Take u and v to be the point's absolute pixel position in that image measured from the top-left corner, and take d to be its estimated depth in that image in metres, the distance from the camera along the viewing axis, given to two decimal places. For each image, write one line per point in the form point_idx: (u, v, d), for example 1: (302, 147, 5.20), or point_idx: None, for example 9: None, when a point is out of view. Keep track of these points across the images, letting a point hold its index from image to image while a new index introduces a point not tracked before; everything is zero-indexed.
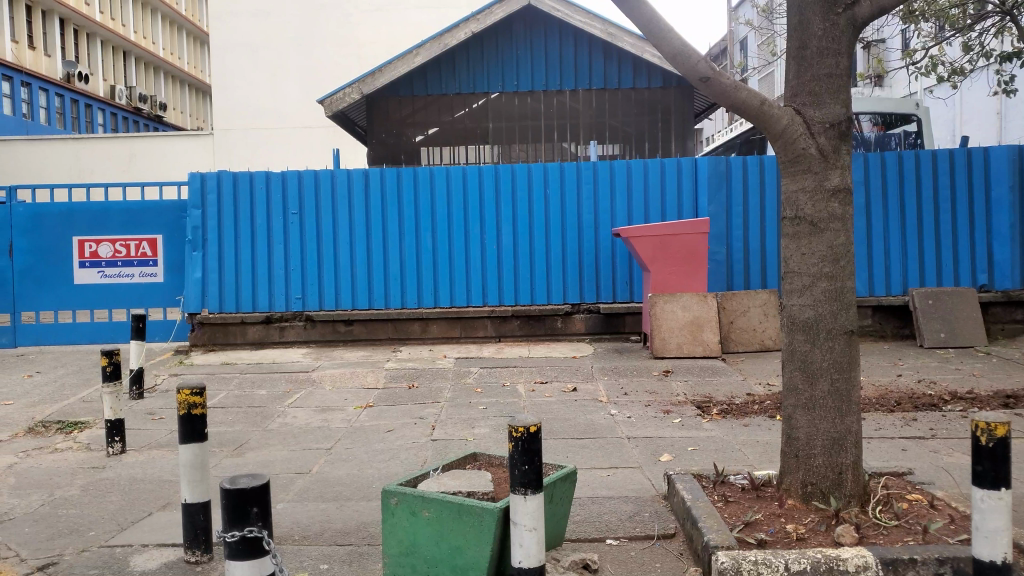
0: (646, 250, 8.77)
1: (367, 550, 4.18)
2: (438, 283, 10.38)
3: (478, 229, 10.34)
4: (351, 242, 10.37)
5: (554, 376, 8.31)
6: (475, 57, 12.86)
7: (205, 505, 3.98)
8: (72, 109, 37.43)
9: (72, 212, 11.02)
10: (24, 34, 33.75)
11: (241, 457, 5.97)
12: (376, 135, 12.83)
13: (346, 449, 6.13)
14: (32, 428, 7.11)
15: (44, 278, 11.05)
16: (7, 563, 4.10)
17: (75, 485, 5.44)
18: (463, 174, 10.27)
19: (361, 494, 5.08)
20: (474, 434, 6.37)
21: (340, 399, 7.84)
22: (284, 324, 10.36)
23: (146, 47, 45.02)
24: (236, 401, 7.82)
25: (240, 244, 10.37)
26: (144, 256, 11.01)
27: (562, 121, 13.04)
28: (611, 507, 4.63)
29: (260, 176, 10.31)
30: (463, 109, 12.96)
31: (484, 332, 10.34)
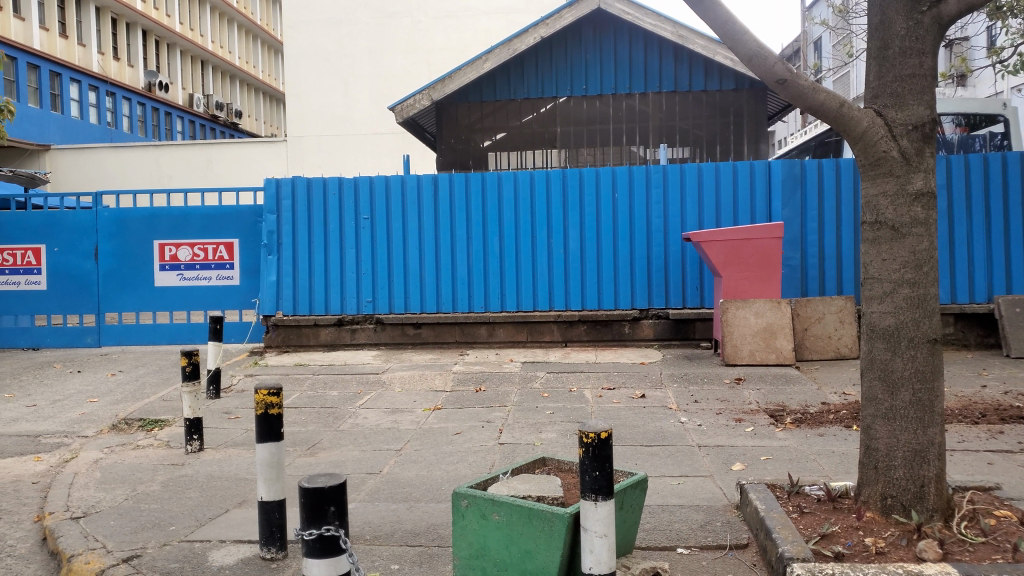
0: (717, 255, 8.65)
1: (437, 552, 4.21)
2: (505, 288, 10.41)
3: (547, 234, 10.34)
4: (420, 246, 10.49)
5: (622, 382, 8.25)
6: (544, 61, 12.89)
7: (280, 503, 4.07)
8: (153, 117, 38.83)
9: (154, 217, 11.40)
10: (109, 46, 35.24)
11: (315, 457, 6.09)
12: (446, 141, 12.96)
13: (415, 451, 6.19)
14: (116, 425, 7.37)
15: (127, 280, 11.48)
16: (94, 554, 4.25)
17: (156, 481, 5.62)
18: (531, 179, 10.29)
19: (431, 495, 5.12)
20: (541, 438, 6.36)
21: (409, 400, 7.94)
22: (355, 327, 10.55)
23: (223, 57, 46.43)
24: (309, 402, 7.99)
25: (313, 248, 10.58)
26: (221, 259, 11.32)
27: (631, 125, 12.94)
28: (681, 515, 4.57)
29: (333, 182, 10.52)
30: (531, 113, 12.99)
31: (551, 336, 10.33)
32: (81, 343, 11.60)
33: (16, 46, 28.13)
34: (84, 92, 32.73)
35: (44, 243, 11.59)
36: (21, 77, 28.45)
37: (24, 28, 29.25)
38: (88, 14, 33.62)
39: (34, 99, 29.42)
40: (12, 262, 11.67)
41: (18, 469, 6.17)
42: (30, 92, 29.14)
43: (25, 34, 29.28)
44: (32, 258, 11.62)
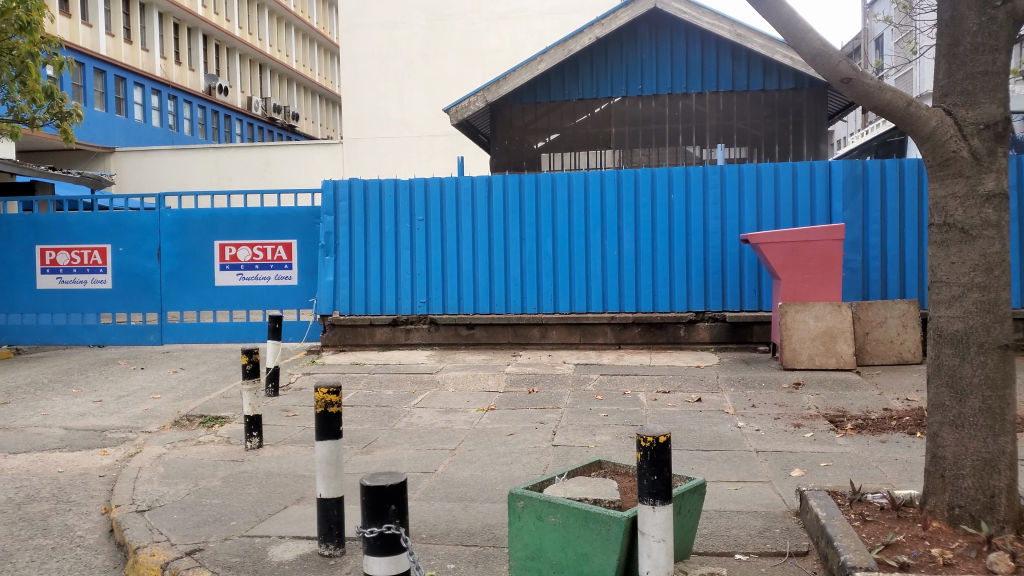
0: (776, 257, 8.52)
1: (492, 552, 4.22)
2: (558, 289, 10.39)
3: (601, 235, 10.30)
4: (473, 247, 10.53)
5: (678, 385, 8.16)
6: (599, 62, 12.84)
7: (338, 500, 4.11)
8: (213, 119, 39.68)
9: (215, 218, 11.65)
10: (171, 51, 36.11)
11: (370, 455, 6.15)
12: (499, 142, 12.99)
13: (470, 451, 6.21)
14: (177, 422, 7.55)
15: (188, 279, 11.75)
16: (159, 547, 4.35)
17: (218, 476, 5.73)
18: (586, 180, 10.26)
19: (486, 496, 5.14)
20: (595, 441, 6.33)
21: (463, 400, 7.97)
22: (410, 327, 10.64)
23: (281, 60, 47.24)
24: (364, 400, 8.08)
25: (369, 249, 10.70)
26: (280, 260, 11.52)
27: (687, 125, 12.82)
28: (739, 521, 4.50)
29: (389, 184, 10.63)
30: (586, 114, 12.95)
31: (604, 338, 10.26)
32: (144, 341, 11.91)
33: (84, 51, 29.06)
34: (147, 96, 33.61)
35: (110, 243, 11.93)
36: (88, 82, 29.39)
37: (91, 34, 30.23)
38: (152, 20, 34.56)
39: (101, 103, 30.35)
40: (79, 261, 12.04)
41: (86, 462, 6.36)
42: (96, 96, 30.06)
43: (92, 40, 30.26)
44: (98, 257, 11.97)
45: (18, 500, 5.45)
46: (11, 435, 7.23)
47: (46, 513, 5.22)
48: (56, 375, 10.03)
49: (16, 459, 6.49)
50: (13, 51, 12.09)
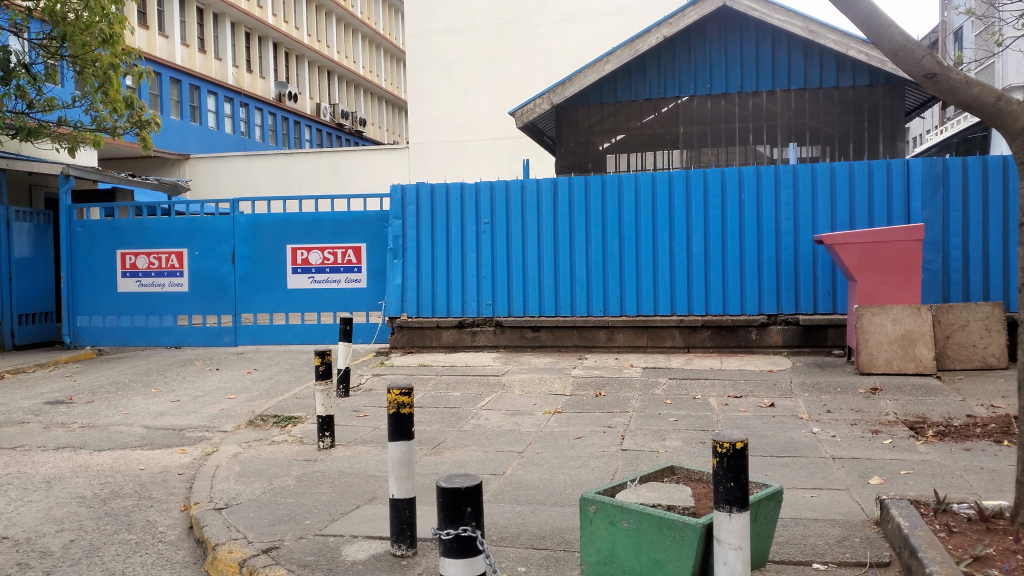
0: (852, 259, 8.31)
1: (563, 556, 4.20)
2: (625, 291, 10.29)
3: (669, 237, 10.18)
4: (539, 250, 10.52)
5: (749, 390, 8.00)
6: (667, 62, 12.71)
7: (411, 501, 4.15)
8: (284, 126, 40.55)
9: (287, 222, 11.89)
10: (243, 59, 37.06)
11: (439, 457, 6.19)
12: (565, 144, 12.97)
13: (538, 454, 6.20)
14: (252, 421, 7.73)
15: (262, 282, 12.03)
16: (237, 544, 4.45)
17: (292, 476, 5.84)
18: (653, 181, 10.16)
19: (555, 499, 5.11)
20: (665, 446, 6.25)
21: (530, 403, 7.97)
22: (476, 329, 10.70)
23: (348, 67, 48.02)
24: (433, 402, 8.14)
25: (436, 252, 10.79)
26: (350, 263, 11.71)
27: (758, 124, 12.60)
28: (816, 530, 4.38)
29: (455, 187, 10.69)
30: (653, 113, 12.81)
31: (672, 341, 10.14)
32: (219, 342, 12.26)
33: (161, 61, 30.07)
34: (221, 103, 34.54)
35: (187, 247, 12.28)
36: (165, 91, 30.37)
37: (167, 44, 31.29)
38: (224, 29, 35.54)
39: (177, 111, 31.33)
40: (157, 264, 12.42)
41: (166, 461, 6.56)
42: (172, 105, 31.03)
43: (168, 50, 31.33)
44: (175, 261, 12.33)
45: (103, 496, 5.65)
46: (96, 432, 7.51)
47: (129, 508, 5.40)
48: (137, 376, 10.39)
49: (101, 456, 6.73)
50: (97, 64, 12.53)
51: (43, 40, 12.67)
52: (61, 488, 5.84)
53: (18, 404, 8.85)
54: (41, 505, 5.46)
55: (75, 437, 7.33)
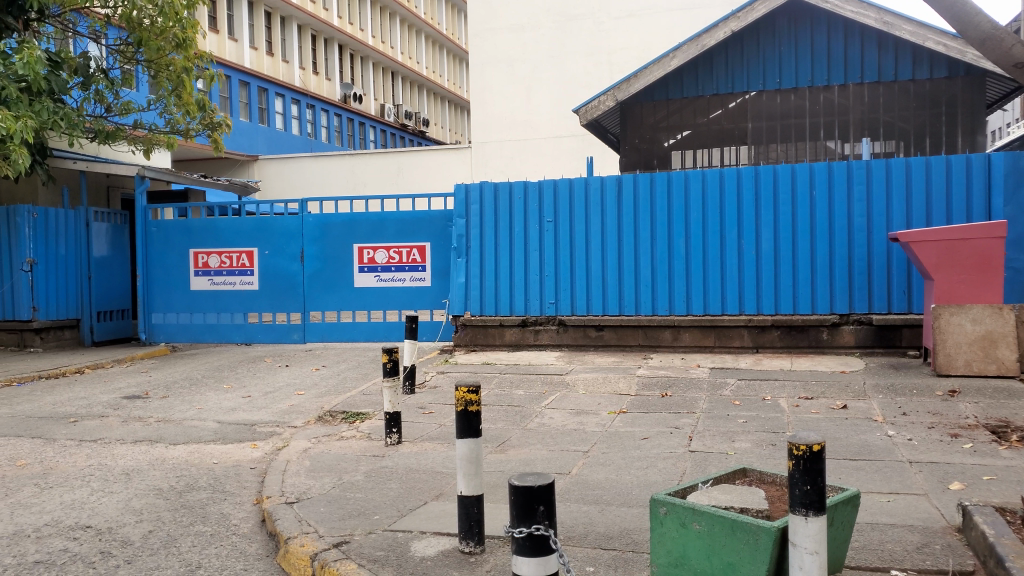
0: (929, 257, 8.04)
1: (632, 557, 4.16)
2: (691, 291, 10.16)
3: (737, 235, 10.02)
4: (603, 248, 10.44)
5: (821, 391, 7.81)
6: (734, 57, 12.51)
7: (478, 498, 4.17)
8: (349, 127, 41.15)
9: (354, 221, 12.05)
10: (309, 62, 37.74)
11: (505, 454, 6.20)
12: (630, 141, 12.87)
13: (604, 454, 6.16)
14: (321, 417, 7.86)
15: (329, 281, 12.22)
16: (308, 538, 4.53)
17: (360, 471, 5.92)
18: (720, 177, 10.01)
19: (623, 500, 5.07)
20: (735, 448, 6.16)
21: (594, 402, 7.92)
22: (539, 328, 10.68)
23: (411, 67, 48.48)
24: (497, 400, 8.16)
25: (499, 251, 10.80)
26: (415, 262, 11.83)
27: (829, 119, 12.31)
28: (894, 535, 4.25)
29: (518, 186, 10.69)
30: (720, 109, 12.61)
31: (740, 342, 9.98)
32: (288, 339, 12.55)
33: (231, 65, 30.84)
34: (288, 105, 35.25)
35: (257, 246, 12.54)
36: (234, 94, 31.12)
37: (236, 48, 32.07)
38: (291, 32, 36.24)
39: (246, 114, 32.08)
40: (228, 263, 12.72)
41: (238, 455, 6.72)
42: (241, 107, 31.81)
43: (238, 54, 32.13)
44: (246, 260, 12.61)
45: (179, 488, 5.80)
46: (172, 426, 7.73)
47: (204, 501, 5.54)
48: (209, 371, 10.66)
49: (176, 449, 6.92)
50: (171, 68, 13.03)
51: (120, 46, 13.16)
52: (139, 480, 6.02)
53: (98, 398, 9.17)
54: (121, 496, 5.64)
55: (152, 431, 7.55)
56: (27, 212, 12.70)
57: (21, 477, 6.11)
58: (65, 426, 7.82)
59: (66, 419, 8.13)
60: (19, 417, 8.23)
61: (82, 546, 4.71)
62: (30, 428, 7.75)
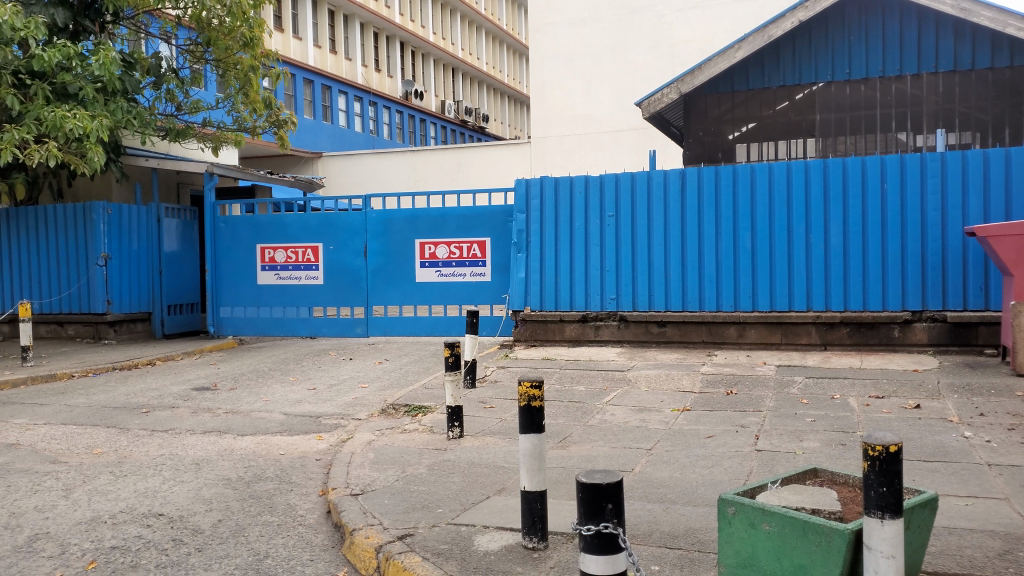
0: (1008, 252, 7.76)
1: (698, 556, 4.09)
2: (757, 287, 9.97)
3: (804, 229, 9.79)
4: (665, 243, 10.31)
5: (892, 391, 7.59)
6: (802, 48, 12.22)
7: (542, 494, 4.14)
8: (411, 124, 41.49)
9: (416, 217, 12.15)
10: (371, 59, 38.18)
11: (566, 451, 6.17)
12: (694, 134, 12.64)
13: (667, 452, 6.07)
14: (384, 410, 7.95)
15: (392, 276, 12.36)
16: (373, 530, 4.57)
17: (423, 464, 5.96)
18: (787, 170, 9.80)
19: (687, 498, 5.00)
20: (803, 447, 6.02)
21: (657, 399, 7.83)
22: (599, 323, 10.60)
23: (472, 63, 48.62)
24: (558, 396, 8.13)
25: (560, 246, 10.73)
26: (475, 257, 11.87)
27: (901, 110, 11.93)
28: (973, 541, 4.10)
29: (579, 180, 10.61)
30: (786, 101, 12.34)
31: (807, 339, 9.78)
32: (352, 333, 12.73)
33: (295, 63, 31.41)
34: (350, 103, 35.73)
35: (322, 242, 12.73)
36: (298, 91, 31.69)
37: (301, 46, 32.61)
38: (354, 30, 36.67)
39: (310, 111, 32.63)
40: (294, 258, 12.93)
41: (304, 446, 6.82)
42: (305, 104, 32.37)
43: (302, 52, 32.69)
44: (311, 256, 12.81)
45: (247, 478, 5.92)
46: (239, 418, 7.89)
47: (272, 491, 5.64)
48: (275, 364, 10.87)
49: (244, 440, 7.07)
50: (238, 66, 13.24)
51: (191, 45, 13.50)
52: (208, 470, 6.16)
53: (169, 389, 9.42)
54: (191, 485, 5.78)
55: (221, 422, 7.73)
56: (103, 209, 13.07)
57: (97, 465, 6.31)
58: (139, 416, 8.05)
59: (139, 409, 8.39)
60: (95, 406, 8.52)
61: (155, 533, 4.83)
62: (106, 418, 8.00)
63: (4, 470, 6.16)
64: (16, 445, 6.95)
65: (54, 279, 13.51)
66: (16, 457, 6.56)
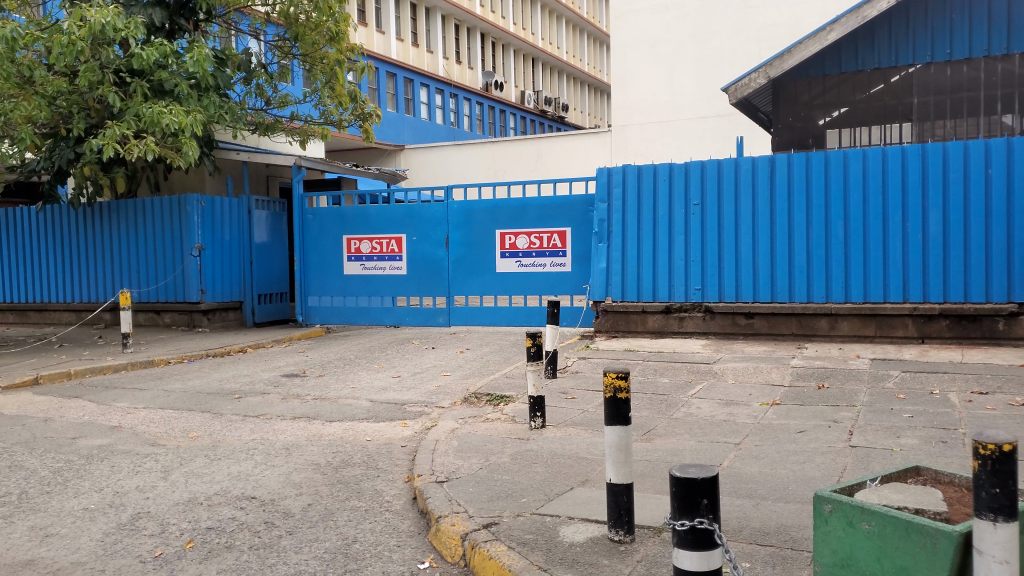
0: None
1: (791, 554, 3.97)
2: (850, 277, 9.64)
3: (901, 217, 9.42)
4: (753, 232, 10.05)
5: (996, 386, 7.23)
6: (899, 28, 11.72)
7: (628, 487, 4.07)
8: (491, 115, 41.62)
9: (497, 207, 12.16)
10: (452, 51, 38.45)
11: (651, 444, 6.08)
12: (783, 119, 12.39)
13: (756, 447, 5.92)
14: (467, 399, 7.99)
15: (474, 266, 12.42)
16: (458, 518, 4.58)
17: (507, 453, 5.96)
18: (882, 156, 9.43)
19: (779, 495, 4.86)
20: (901, 444, 5.78)
21: (744, 393, 7.64)
22: (683, 315, 10.42)
23: (552, 53, 48.43)
24: (642, 387, 8.02)
25: (643, 236, 10.56)
26: (555, 247, 11.82)
27: (1007, 91, 11.35)
28: None
29: (663, 168, 10.41)
30: (881, 84, 11.86)
31: (903, 331, 9.44)
32: (434, 322, 12.88)
33: (379, 57, 31.92)
34: (432, 95, 36.08)
35: (405, 233, 12.87)
36: (381, 84, 32.20)
37: (384, 40, 33.10)
38: (436, 22, 36.99)
39: (392, 104, 33.12)
40: (379, 249, 13.11)
41: (390, 433, 6.92)
42: (388, 97, 32.86)
43: (385, 46, 33.20)
44: (395, 246, 12.98)
45: (335, 464, 6.04)
46: (327, 404, 8.06)
47: (359, 477, 5.73)
48: (361, 352, 11.07)
49: (332, 426, 7.21)
50: (325, 60, 13.48)
51: (278, 41, 13.81)
52: (298, 455, 6.31)
53: (260, 376, 9.70)
54: (282, 469, 5.93)
55: (310, 408, 7.90)
56: (196, 201, 13.52)
57: (193, 448, 6.52)
58: (231, 401, 8.31)
59: (231, 395, 8.65)
60: (190, 392, 8.82)
61: (248, 515, 4.96)
62: (200, 403, 8.29)
63: (108, 451, 6.44)
64: (118, 428, 7.26)
65: (151, 269, 14.07)
66: (119, 439, 6.85)
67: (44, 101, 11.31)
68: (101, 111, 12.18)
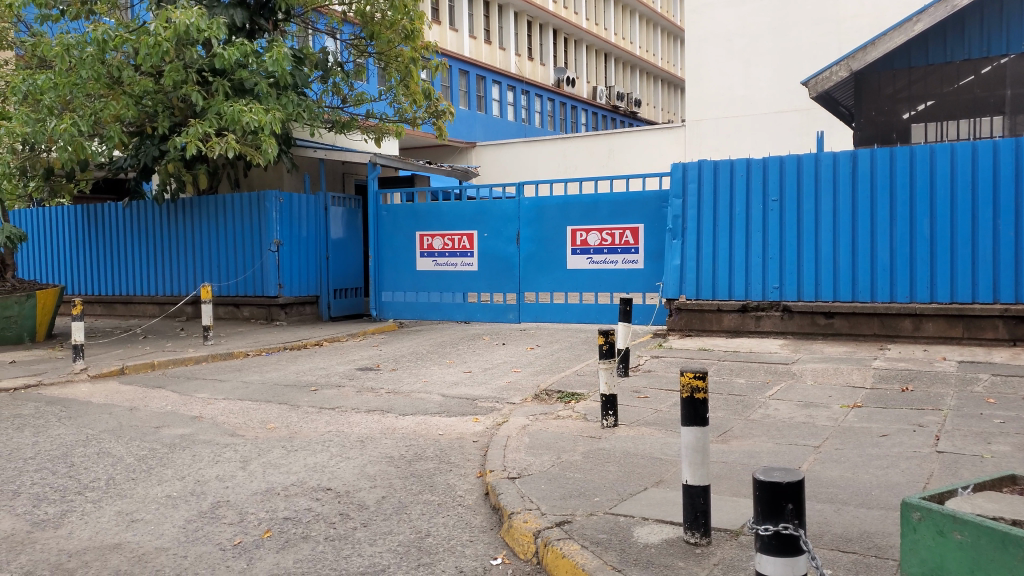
0: None
1: (875, 562, 3.83)
2: (936, 275, 9.28)
3: (992, 214, 9.03)
4: (834, 228, 9.76)
5: None
6: (992, 18, 11.20)
7: (705, 489, 3.98)
8: (562, 112, 41.50)
9: (568, 204, 12.11)
10: (524, 48, 38.47)
11: (727, 445, 5.96)
12: (865, 113, 11.95)
13: (837, 450, 5.75)
14: (538, 396, 7.97)
15: (545, 262, 12.40)
16: (531, 515, 4.56)
17: (578, 451, 5.92)
18: (972, 150, 9.05)
19: (861, 500, 4.70)
20: (992, 451, 5.53)
21: (824, 395, 7.43)
22: (760, 314, 10.18)
23: (624, 48, 47.99)
24: (717, 387, 7.87)
25: (718, 233, 10.37)
26: (627, 244, 11.70)
27: None
28: None
29: (740, 163, 10.20)
30: (971, 75, 11.45)
31: (993, 334, 9.04)
32: (504, 319, 12.90)
33: (452, 55, 32.15)
34: (504, 92, 36.17)
35: (477, 229, 12.93)
36: (454, 82, 32.44)
37: (457, 37, 33.34)
38: (508, 20, 37.08)
39: (465, 101, 33.33)
40: (451, 245, 13.20)
41: (462, 428, 6.95)
42: (461, 95, 33.09)
43: (458, 44, 33.42)
44: (466, 243, 13.05)
45: (408, 457, 6.10)
46: (400, 397, 8.15)
47: (432, 471, 5.77)
48: (433, 347, 11.16)
49: (405, 420, 7.28)
50: (399, 58, 13.63)
51: (354, 40, 14.02)
52: (372, 447, 6.39)
53: (335, 369, 9.87)
54: (356, 461, 6.01)
55: (383, 401, 8.00)
56: (275, 197, 13.84)
57: (270, 439, 6.67)
58: (307, 394, 8.48)
59: (307, 387, 8.82)
60: (268, 383, 9.03)
61: (324, 506, 5.04)
62: (278, 394, 8.47)
63: (189, 440, 6.64)
64: (199, 418, 7.48)
65: (232, 264, 14.47)
66: (200, 429, 7.04)
67: (132, 100, 11.73)
68: (185, 110, 12.59)
